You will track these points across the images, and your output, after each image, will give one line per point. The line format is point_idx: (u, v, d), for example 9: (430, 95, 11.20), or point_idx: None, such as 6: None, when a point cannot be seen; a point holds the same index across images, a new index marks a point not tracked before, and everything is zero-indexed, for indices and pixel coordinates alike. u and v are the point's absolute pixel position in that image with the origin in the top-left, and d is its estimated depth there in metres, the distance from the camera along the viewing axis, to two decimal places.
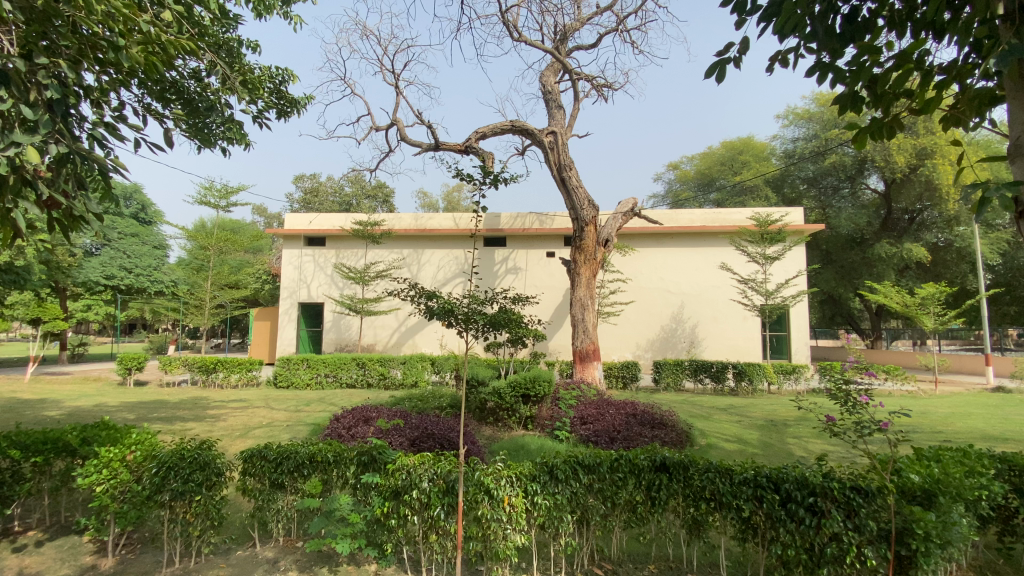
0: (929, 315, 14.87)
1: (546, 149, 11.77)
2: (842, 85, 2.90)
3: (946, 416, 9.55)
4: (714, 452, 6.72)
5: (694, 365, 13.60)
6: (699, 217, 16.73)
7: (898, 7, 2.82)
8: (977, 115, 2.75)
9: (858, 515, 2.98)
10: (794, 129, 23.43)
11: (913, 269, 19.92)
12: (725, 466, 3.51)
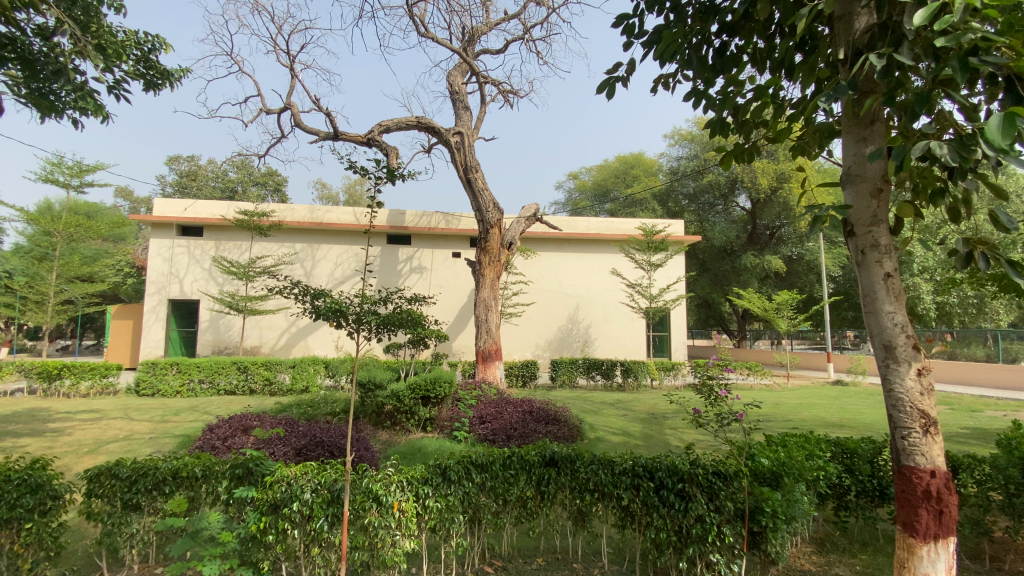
0: (783, 318, 17.14)
1: (452, 149, 11.69)
2: (711, 111, 3.25)
3: (794, 406, 11.06)
4: (602, 445, 7.16)
5: (588, 363, 14.37)
6: (595, 225, 17.65)
7: (759, 47, 3.21)
8: (818, 147, 3.20)
9: (718, 497, 3.32)
10: (678, 148, 25.74)
11: (771, 278, 22.85)
12: (608, 458, 3.74)
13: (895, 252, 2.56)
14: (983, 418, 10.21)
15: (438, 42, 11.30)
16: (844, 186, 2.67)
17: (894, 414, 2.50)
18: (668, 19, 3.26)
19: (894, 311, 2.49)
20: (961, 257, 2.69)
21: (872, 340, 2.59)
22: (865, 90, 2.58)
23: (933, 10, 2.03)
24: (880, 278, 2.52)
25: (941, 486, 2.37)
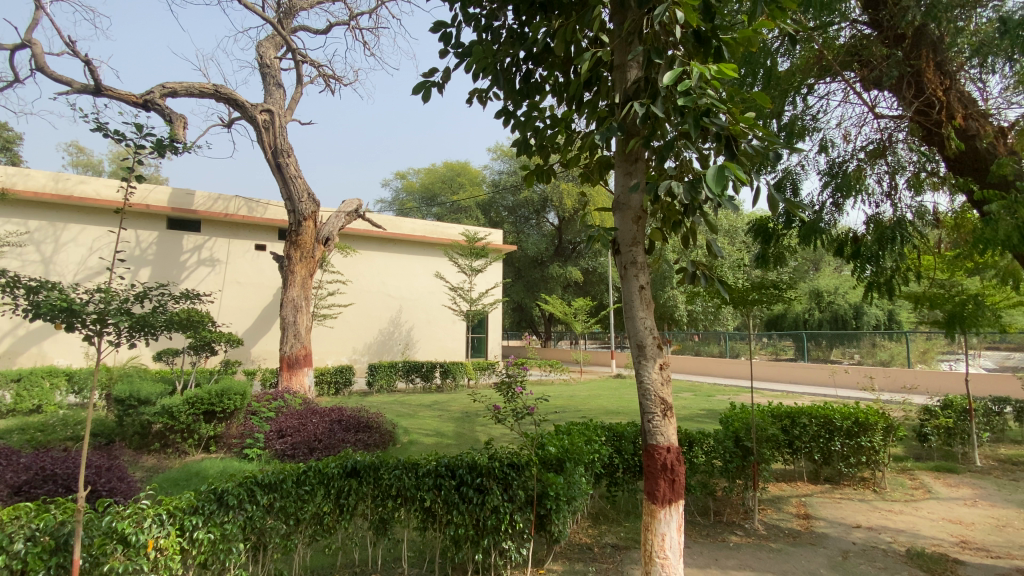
0: (579, 321, 19.53)
1: (259, 128, 10.40)
2: (515, 132, 3.52)
3: (586, 398, 12.65)
4: (413, 448, 7.16)
5: (406, 366, 14.22)
6: (419, 227, 17.53)
7: (557, 80, 3.58)
8: (600, 175, 3.72)
9: (512, 487, 3.60)
10: (499, 162, 27.40)
11: (574, 286, 25.79)
12: (412, 461, 3.73)
13: (648, 268, 3.12)
14: (715, 401, 13.11)
15: (247, 6, 9.98)
16: (614, 211, 3.15)
17: (643, 401, 3.01)
18: (482, 37, 3.42)
19: (645, 316, 3.01)
20: (689, 275, 3.45)
21: (629, 340, 3.09)
22: (632, 132, 3.09)
23: (677, 75, 2.54)
24: (636, 288, 3.04)
25: (674, 459, 2.92)
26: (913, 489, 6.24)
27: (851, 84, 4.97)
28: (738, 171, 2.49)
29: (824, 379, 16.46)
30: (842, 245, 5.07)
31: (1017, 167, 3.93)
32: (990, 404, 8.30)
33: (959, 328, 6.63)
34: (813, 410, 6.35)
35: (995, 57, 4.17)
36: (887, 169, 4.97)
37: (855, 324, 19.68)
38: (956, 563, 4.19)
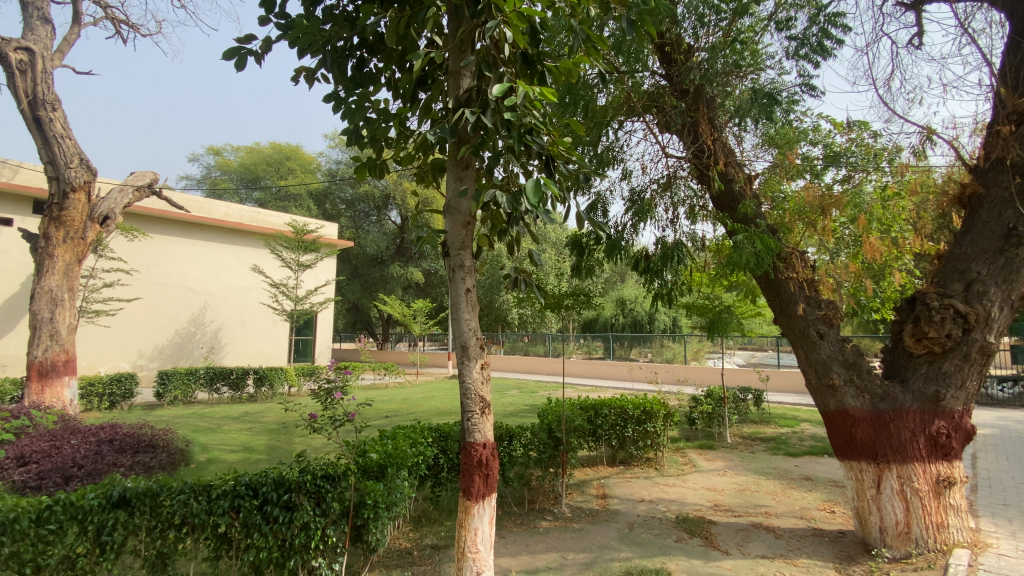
0: (417, 323, 19.34)
1: (9, 68, 8.04)
2: (345, 121, 3.34)
3: (419, 400, 12.58)
4: (213, 466, 6.27)
5: (211, 372, 12.40)
6: (237, 211, 15.60)
7: (392, 74, 3.49)
8: (432, 177, 3.75)
9: (325, 500, 3.37)
10: (338, 152, 25.82)
11: (412, 288, 25.46)
12: (203, 483, 3.24)
13: (475, 272, 3.21)
14: (537, 397, 14.16)
15: None
16: (445, 213, 3.20)
17: (464, 401, 3.08)
18: (311, 13, 3.16)
19: (469, 318, 3.09)
20: (511, 281, 3.68)
21: (453, 341, 3.14)
22: (463, 139, 3.17)
23: (504, 89, 2.69)
24: (462, 291, 3.10)
25: (489, 456, 3.05)
26: (683, 465, 7.59)
27: (651, 126, 5.84)
28: (554, 187, 2.72)
29: (623, 374, 19.08)
30: (639, 261, 5.90)
31: (755, 208, 5.05)
32: (737, 392, 10.56)
33: (717, 332, 8.32)
34: (613, 402, 7.33)
35: (747, 121, 5.30)
36: (673, 200, 5.97)
37: (650, 328, 23.24)
38: (708, 523, 5.19)
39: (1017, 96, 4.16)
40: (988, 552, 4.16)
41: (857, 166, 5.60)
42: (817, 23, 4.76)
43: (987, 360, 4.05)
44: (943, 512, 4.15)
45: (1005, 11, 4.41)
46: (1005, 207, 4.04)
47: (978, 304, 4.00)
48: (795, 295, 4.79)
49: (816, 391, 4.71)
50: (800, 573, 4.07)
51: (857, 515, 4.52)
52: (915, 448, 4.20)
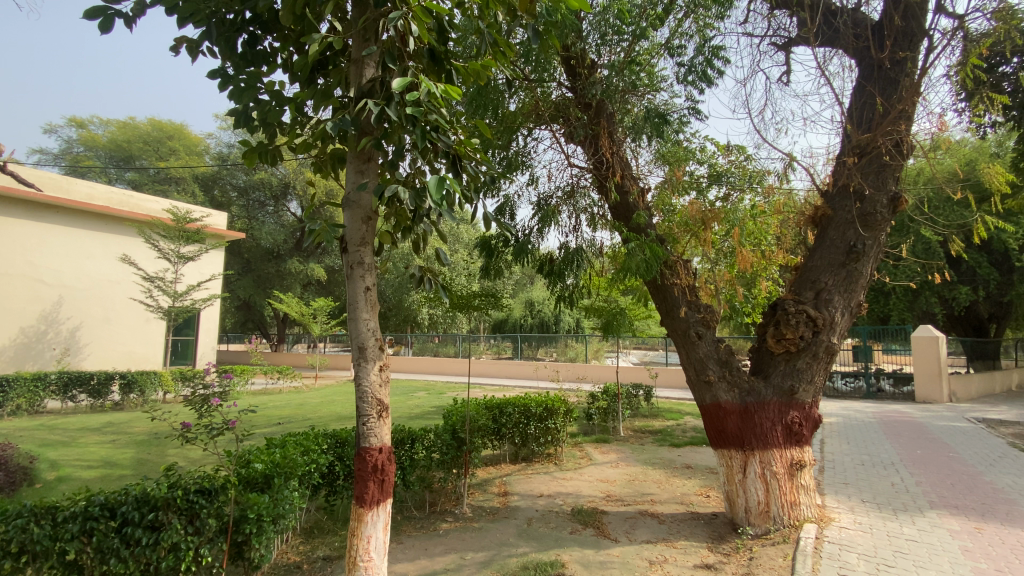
0: (317, 323, 18.33)
1: None
2: (233, 101, 3.07)
3: (317, 404, 11.93)
4: (64, 485, 5.46)
5: (64, 378, 10.77)
6: (104, 193, 13.75)
7: (289, 55, 3.28)
8: (332, 169, 3.58)
9: (199, 518, 3.08)
10: (230, 135, 23.61)
11: (313, 285, 24.05)
12: (47, 504, 2.91)
13: (375, 270, 3.11)
14: (443, 398, 14.06)
15: None
16: (344, 207, 3.06)
17: (360, 404, 2.96)
18: None
19: (368, 318, 2.99)
20: (415, 279, 3.62)
21: (350, 342, 3.01)
22: (365, 130, 3.06)
23: (407, 83, 2.63)
24: (361, 290, 2.99)
25: (385, 461, 2.97)
26: (580, 459, 7.98)
27: (557, 135, 6.06)
28: (457, 185, 2.71)
29: (530, 373, 19.60)
30: (543, 265, 6.09)
31: (647, 218, 5.44)
32: (631, 388, 11.33)
33: (613, 333, 8.87)
34: (517, 401, 7.52)
35: (642, 137, 5.70)
36: (577, 207, 6.23)
37: (556, 328, 24.07)
38: (600, 513, 5.50)
39: (859, 133, 4.89)
40: (829, 524, 4.85)
41: (736, 185, 6.25)
42: (704, 52, 5.24)
43: (831, 358, 4.71)
44: (795, 491, 4.78)
45: (854, 59, 5.18)
46: (848, 227, 4.73)
47: (826, 310, 4.65)
48: (679, 300, 5.23)
49: (695, 386, 5.18)
50: (678, 554, 4.45)
51: (727, 498, 5.03)
52: (774, 436, 4.78)
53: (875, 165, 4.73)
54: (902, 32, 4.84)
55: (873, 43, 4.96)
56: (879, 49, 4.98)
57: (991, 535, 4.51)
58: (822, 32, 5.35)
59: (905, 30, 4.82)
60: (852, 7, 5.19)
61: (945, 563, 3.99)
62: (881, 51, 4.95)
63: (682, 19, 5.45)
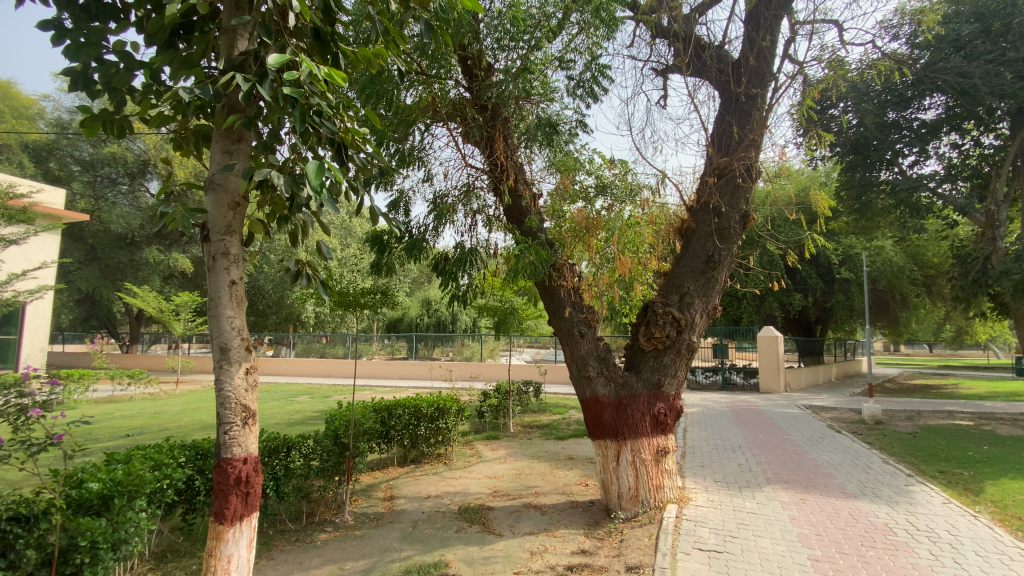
0: (180, 321, 16.35)
1: None
2: (69, 60, 2.63)
3: (177, 413, 10.65)
4: None
5: None
6: None
7: (146, 15, 2.89)
8: (197, 147, 3.22)
9: (13, 549, 2.73)
10: (73, 98, 20.13)
11: (177, 278, 21.40)
12: None
13: (242, 262, 2.85)
14: (329, 402, 13.33)
15: None
16: (207, 190, 2.77)
17: (221, 411, 2.69)
18: None
19: (232, 316, 2.73)
20: (292, 274, 3.38)
21: (211, 342, 2.72)
22: (235, 107, 2.80)
23: (284, 61, 2.45)
24: (225, 285, 2.72)
25: (251, 471, 2.74)
26: (470, 456, 8.05)
27: (453, 133, 6.04)
28: (338, 174, 2.57)
29: (423, 373, 19.33)
30: (436, 264, 6.03)
31: (537, 222, 5.65)
32: (521, 386, 11.68)
33: (502, 330, 9.11)
34: (406, 401, 7.38)
35: (534, 144, 5.89)
36: (471, 207, 6.26)
37: (452, 327, 23.96)
38: (486, 509, 5.60)
39: (719, 156, 5.54)
40: (687, 503, 5.42)
41: (618, 197, 6.73)
42: (591, 69, 5.58)
43: (691, 355, 5.26)
44: (660, 476, 5.29)
45: (718, 91, 5.85)
46: (708, 239, 5.31)
47: (688, 312, 5.19)
48: (564, 300, 5.50)
49: (576, 381, 5.49)
50: (557, 542, 4.68)
51: (602, 485, 5.40)
52: (643, 426, 5.22)
53: (731, 185, 5.37)
54: (755, 71, 5.57)
55: (732, 78, 5.65)
56: (737, 83, 5.67)
57: (812, 504, 5.35)
58: (693, 63, 5.98)
59: (757, 70, 5.55)
60: (718, 44, 5.86)
61: (776, 530, 4.65)
62: (738, 85, 5.65)
63: (574, 35, 5.74)
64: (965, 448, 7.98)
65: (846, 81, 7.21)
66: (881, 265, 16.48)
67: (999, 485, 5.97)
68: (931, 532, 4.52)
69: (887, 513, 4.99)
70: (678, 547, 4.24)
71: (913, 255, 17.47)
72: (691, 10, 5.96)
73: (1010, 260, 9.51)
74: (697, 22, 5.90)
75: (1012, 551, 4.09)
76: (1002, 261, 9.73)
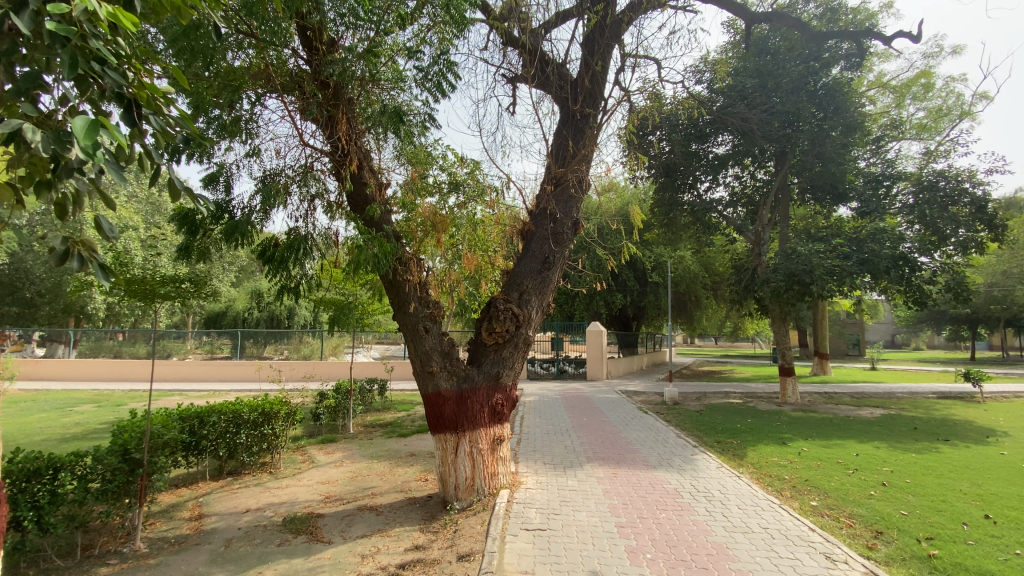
0: None
1: None
2: None
3: None
4: None
5: None
6: None
7: None
8: None
9: None
10: None
11: None
12: None
13: None
14: (122, 411, 11.11)
15: None
16: None
17: None
18: None
19: None
20: (57, 254, 2.63)
21: None
22: None
23: None
24: None
25: None
26: (300, 463, 7.43)
27: (288, 107, 5.49)
28: (120, 135, 2.13)
29: (250, 374, 17.28)
30: (264, 250, 5.40)
31: (382, 212, 5.43)
32: (363, 384, 11.19)
33: (338, 326, 8.56)
34: (224, 406, 6.51)
35: (380, 131, 5.65)
36: (308, 190, 5.77)
37: (287, 323, 21.85)
38: (315, 517, 5.23)
39: (557, 166, 5.99)
40: (519, 487, 5.78)
41: (470, 195, 6.85)
42: (440, 64, 5.57)
43: (528, 348, 5.57)
44: (495, 463, 5.55)
45: (558, 105, 6.30)
46: (545, 242, 5.70)
47: (526, 308, 5.49)
48: (409, 295, 5.39)
49: (419, 377, 5.43)
50: (391, 541, 4.59)
51: (440, 478, 5.47)
52: (482, 418, 5.40)
53: (565, 194, 5.84)
54: (589, 92, 6.13)
55: (570, 96, 6.14)
56: (574, 101, 6.19)
57: (623, 477, 6.11)
58: (538, 75, 6.35)
59: (591, 92, 6.12)
60: (560, 62, 6.32)
61: (592, 503, 5.21)
62: (575, 103, 6.17)
63: (426, 27, 5.68)
64: (736, 421, 9.89)
65: (662, 112, 8.37)
66: (684, 272, 19.56)
67: (756, 449, 7.55)
68: (708, 493, 5.51)
69: (677, 480, 5.95)
70: (508, 530, 4.49)
71: (706, 265, 21.11)
72: (538, 26, 6.32)
73: (769, 271, 12.07)
74: (542, 37, 6.28)
75: (760, 502, 5.19)
76: (764, 272, 12.28)
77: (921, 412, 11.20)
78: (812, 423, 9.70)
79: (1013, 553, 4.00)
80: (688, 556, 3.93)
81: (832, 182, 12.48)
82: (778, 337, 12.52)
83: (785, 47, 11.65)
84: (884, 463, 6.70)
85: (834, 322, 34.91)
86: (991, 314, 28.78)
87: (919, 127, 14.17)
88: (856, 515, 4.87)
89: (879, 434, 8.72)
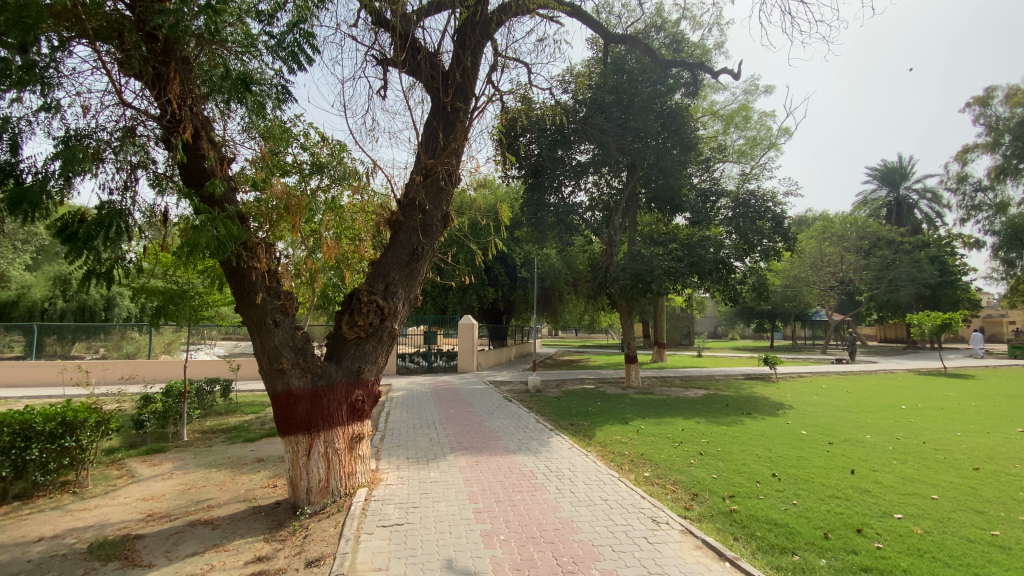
0: None
1: None
2: None
3: None
4: None
5: None
6: None
7: None
8: None
9: None
10: None
11: None
12: None
13: None
14: None
15: None
16: None
17: None
18: None
19: None
20: None
21: None
22: None
23: None
24: None
25: None
26: (116, 479, 6.33)
27: (103, 58, 4.60)
28: None
29: (50, 378, 14.21)
30: (65, 226, 4.46)
31: (225, 190, 4.82)
32: (202, 384, 9.84)
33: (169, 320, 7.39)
34: (6, 417, 5.27)
35: (225, 99, 5.02)
36: (129, 159, 4.91)
37: (104, 315, 18.60)
38: (133, 539, 4.51)
39: (427, 157, 5.89)
40: (378, 484, 5.62)
41: (336, 179, 6.48)
42: (295, 33, 5.11)
43: (393, 342, 5.37)
44: (352, 462, 5.32)
45: (429, 93, 6.21)
46: (413, 233, 5.55)
47: (392, 301, 5.31)
48: (256, 285, 4.86)
49: (268, 375, 4.97)
50: (228, 556, 4.15)
51: (291, 483, 5.11)
52: (339, 415, 5.13)
53: (434, 186, 5.70)
54: (460, 86, 6.12)
55: (441, 88, 6.09)
56: (445, 93, 6.15)
57: (485, 464, 6.29)
58: (409, 61, 6.17)
59: (461, 86, 6.12)
60: (432, 52, 6.22)
61: (452, 492, 5.29)
62: (446, 95, 6.12)
63: None
64: (588, 405, 10.78)
65: (530, 115, 8.70)
66: (549, 269, 20.70)
67: (603, 429, 8.35)
68: (559, 472, 5.95)
69: (533, 462, 6.30)
70: (363, 529, 4.33)
71: (569, 263, 22.63)
72: (410, 12, 6.11)
73: (618, 269, 13.32)
74: (414, 23, 6.10)
75: (603, 476, 5.74)
76: (614, 270, 13.52)
77: (731, 391, 13.38)
78: (649, 404, 10.98)
79: (789, 502, 4.97)
80: (537, 532, 4.20)
81: (672, 194, 14.35)
82: (625, 331, 13.90)
83: (639, 70, 12.65)
84: (702, 436, 7.84)
85: (671, 316, 39.92)
86: (784, 310, 35.28)
87: (739, 152, 16.80)
88: (680, 481, 5.65)
89: (700, 411, 10.21)
